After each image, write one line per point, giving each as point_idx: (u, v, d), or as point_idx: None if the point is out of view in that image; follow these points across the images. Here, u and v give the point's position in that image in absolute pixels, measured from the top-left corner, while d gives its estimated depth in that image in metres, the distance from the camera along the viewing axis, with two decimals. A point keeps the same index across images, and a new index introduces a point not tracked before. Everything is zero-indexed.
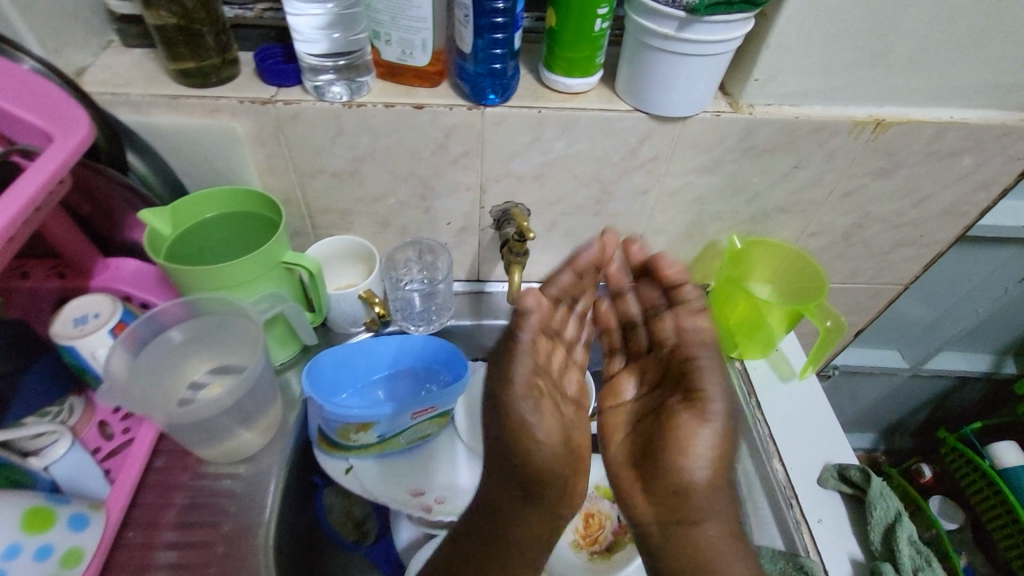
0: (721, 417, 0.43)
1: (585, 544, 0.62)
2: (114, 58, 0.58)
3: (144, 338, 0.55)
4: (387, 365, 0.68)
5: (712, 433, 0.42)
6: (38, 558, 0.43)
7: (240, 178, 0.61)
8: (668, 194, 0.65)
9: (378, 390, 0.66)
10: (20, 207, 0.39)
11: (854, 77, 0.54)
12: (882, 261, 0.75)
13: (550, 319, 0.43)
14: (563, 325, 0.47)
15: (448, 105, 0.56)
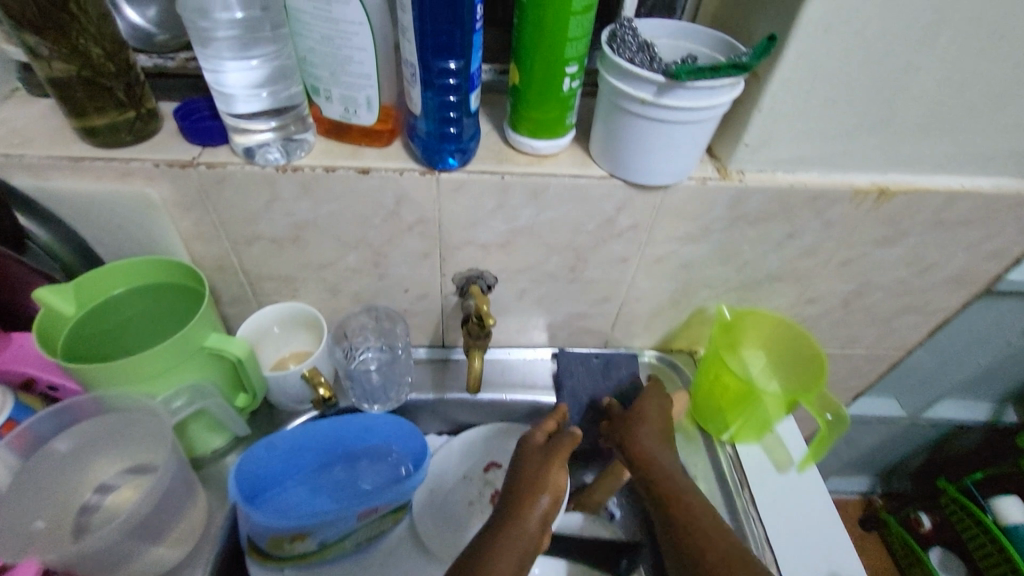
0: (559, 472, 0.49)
1: None
2: (15, 110, 0.51)
3: (39, 438, 0.47)
4: (340, 446, 0.60)
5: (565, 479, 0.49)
6: None
7: (163, 245, 0.54)
8: (650, 262, 0.58)
9: (335, 470, 0.60)
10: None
11: (856, 143, 0.48)
12: (884, 328, 0.69)
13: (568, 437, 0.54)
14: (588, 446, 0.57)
15: (397, 169, 0.49)
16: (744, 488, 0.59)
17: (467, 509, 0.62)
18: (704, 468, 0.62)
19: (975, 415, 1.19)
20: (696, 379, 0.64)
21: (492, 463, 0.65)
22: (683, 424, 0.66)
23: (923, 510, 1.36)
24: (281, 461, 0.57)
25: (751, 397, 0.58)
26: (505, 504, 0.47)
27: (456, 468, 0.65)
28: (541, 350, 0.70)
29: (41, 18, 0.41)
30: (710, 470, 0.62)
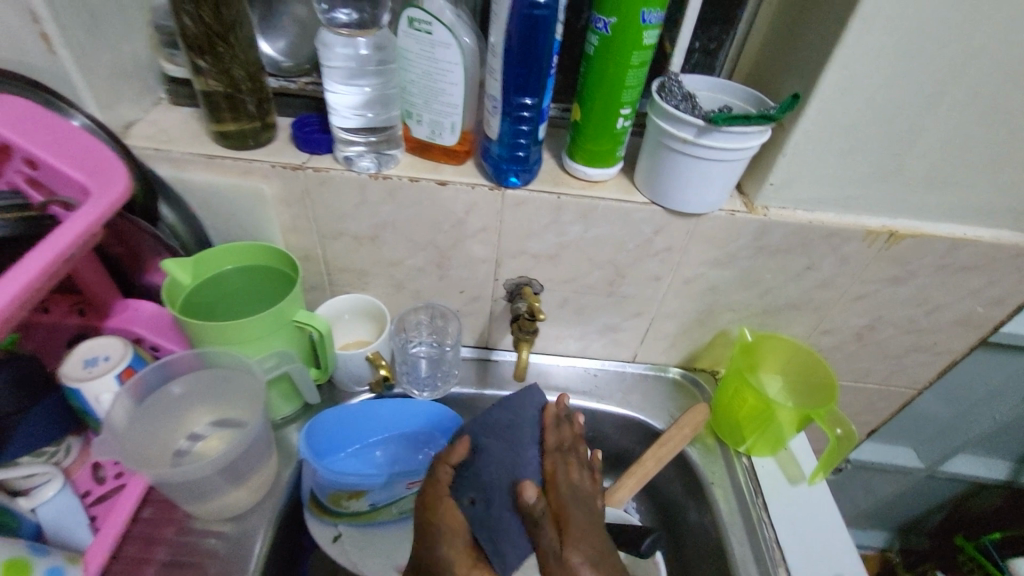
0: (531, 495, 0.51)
1: None
2: (162, 114, 0.62)
3: (149, 387, 0.55)
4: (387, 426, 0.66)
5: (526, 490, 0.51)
6: None
7: (264, 234, 0.64)
8: (680, 282, 0.65)
9: (376, 450, 0.65)
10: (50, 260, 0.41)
11: (868, 189, 0.55)
12: (894, 364, 0.74)
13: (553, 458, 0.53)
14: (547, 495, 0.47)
15: (471, 184, 0.58)
16: (757, 496, 0.64)
17: None
18: (721, 477, 0.67)
19: (993, 473, 1.20)
20: (716, 395, 0.71)
21: None
22: (702, 436, 0.71)
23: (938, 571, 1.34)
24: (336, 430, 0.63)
25: (766, 412, 0.63)
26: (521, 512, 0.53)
27: None
28: (574, 358, 0.77)
29: (207, 45, 0.52)
30: (725, 477, 0.67)
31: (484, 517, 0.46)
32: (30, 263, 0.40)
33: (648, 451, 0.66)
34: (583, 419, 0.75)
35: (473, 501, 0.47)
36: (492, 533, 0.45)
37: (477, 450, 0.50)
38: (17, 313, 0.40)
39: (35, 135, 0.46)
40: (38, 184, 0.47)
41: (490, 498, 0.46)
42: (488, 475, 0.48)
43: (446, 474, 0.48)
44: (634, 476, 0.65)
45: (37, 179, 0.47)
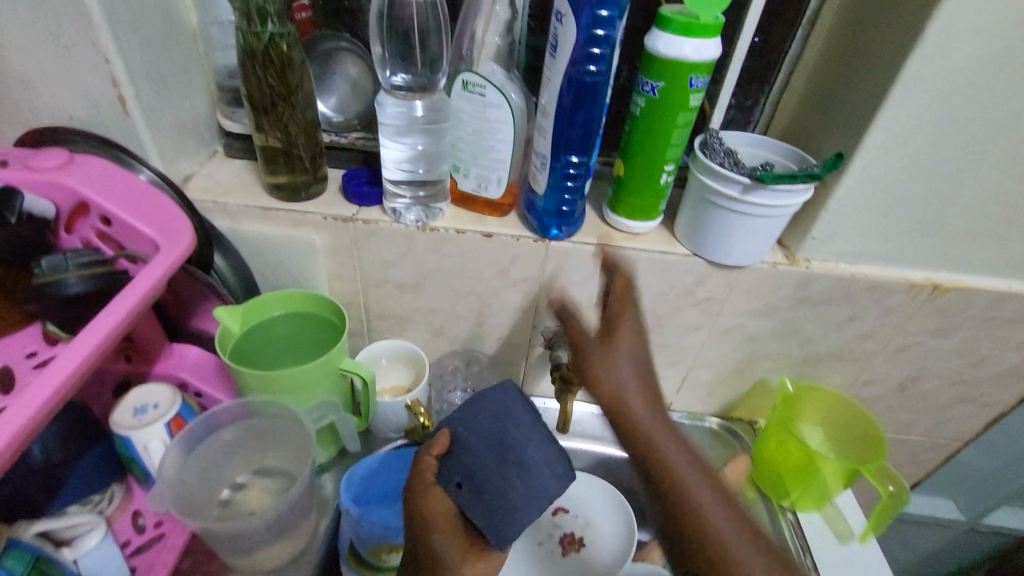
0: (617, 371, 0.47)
1: None
2: (216, 167, 0.65)
3: (198, 437, 0.56)
4: None
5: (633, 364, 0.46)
6: None
7: (309, 282, 0.65)
8: (720, 332, 0.65)
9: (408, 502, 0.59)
10: (120, 318, 0.43)
11: (911, 243, 0.56)
12: (938, 416, 0.72)
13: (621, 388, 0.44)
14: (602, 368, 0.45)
15: (515, 236, 0.59)
16: (806, 555, 0.62)
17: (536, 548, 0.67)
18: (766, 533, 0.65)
19: None
20: (754, 447, 0.70)
21: (561, 507, 0.69)
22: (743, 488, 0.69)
23: None
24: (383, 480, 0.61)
25: (812, 466, 0.62)
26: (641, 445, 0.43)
27: None
28: None
29: (270, 105, 0.55)
30: (770, 533, 0.65)
31: (477, 499, 0.45)
32: (102, 323, 0.42)
33: None
34: (619, 469, 0.74)
35: (461, 486, 0.46)
36: (486, 514, 0.44)
37: (460, 442, 0.47)
38: (90, 368, 0.42)
39: (107, 191, 0.48)
40: (107, 237, 0.49)
41: (474, 478, 0.45)
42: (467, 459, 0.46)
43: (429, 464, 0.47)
44: None
45: (107, 233, 0.49)
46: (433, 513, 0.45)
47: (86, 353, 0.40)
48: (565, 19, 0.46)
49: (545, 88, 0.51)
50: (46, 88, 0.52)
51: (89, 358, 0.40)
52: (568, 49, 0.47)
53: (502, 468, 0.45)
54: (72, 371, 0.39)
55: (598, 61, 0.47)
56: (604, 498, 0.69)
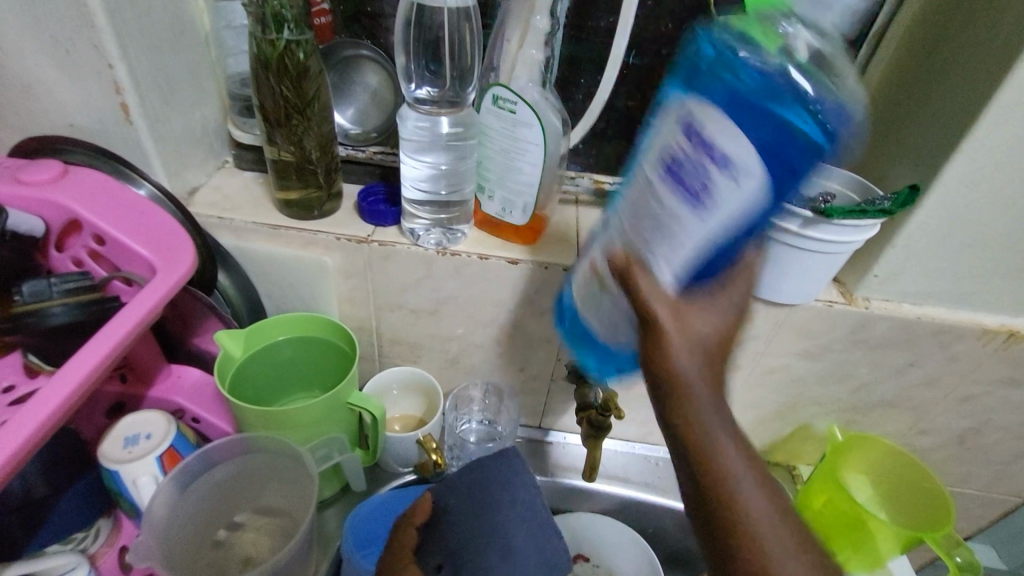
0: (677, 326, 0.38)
1: None
2: (225, 179, 0.61)
3: (193, 474, 0.50)
4: None
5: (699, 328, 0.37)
6: None
7: (319, 305, 0.61)
8: (763, 372, 0.59)
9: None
10: (102, 356, 0.37)
11: (987, 285, 0.50)
12: (1001, 470, 0.66)
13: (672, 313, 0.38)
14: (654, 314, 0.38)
15: (544, 263, 0.54)
16: None
17: None
18: None
19: None
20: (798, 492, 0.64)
21: (581, 555, 0.63)
22: None
23: None
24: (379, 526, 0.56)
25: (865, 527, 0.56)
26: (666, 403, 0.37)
27: None
28: (634, 444, 0.71)
29: (284, 116, 0.51)
30: None
31: None
32: (82, 361, 0.37)
33: None
34: (644, 514, 0.68)
35: (439, 567, 0.46)
36: None
37: (443, 511, 0.49)
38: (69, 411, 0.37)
39: (104, 209, 0.44)
40: (100, 258, 0.45)
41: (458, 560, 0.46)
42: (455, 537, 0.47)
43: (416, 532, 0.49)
44: None
45: (100, 253, 0.45)
46: None
47: (78, 379, 0.36)
48: (752, 154, 0.31)
49: (672, 237, 0.35)
50: (45, 92, 0.49)
51: (81, 386, 0.36)
52: (754, 169, 0.31)
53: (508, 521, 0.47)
54: (60, 404, 0.35)
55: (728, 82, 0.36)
56: (629, 546, 0.63)
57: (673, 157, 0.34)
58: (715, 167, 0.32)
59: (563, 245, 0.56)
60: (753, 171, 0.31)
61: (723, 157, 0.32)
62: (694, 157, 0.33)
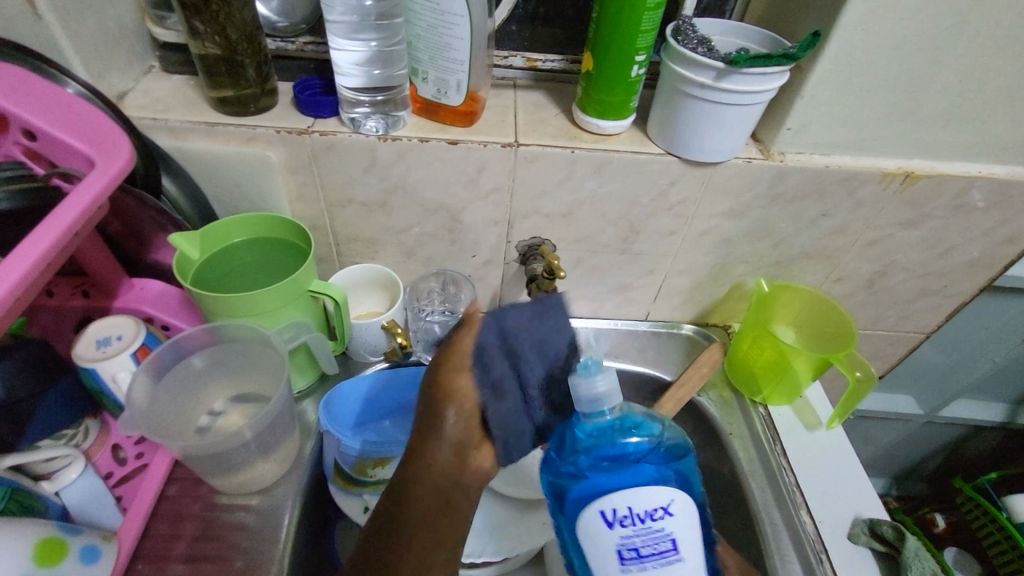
0: (459, 446, 0.41)
1: None
2: (155, 83, 0.60)
3: (166, 364, 0.54)
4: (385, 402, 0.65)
5: (456, 428, 0.41)
6: (87, 558, 0.45)
7: (269, 205, 0.62)
8: (695, 236, 0.65)
9: (386, 420, 0.64)
10: (48, 245, 0.38)
11: (885, 130, 0.55)
12: (904, 309, 0.75)
13: (465, 429, 0.41)
14: (454, 428, 0.41)
15: (482, 142, 0.56)
16: (776, 444, 0.65)
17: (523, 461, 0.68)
18: (739, 427, 0.68)
19: (988, 415, 1.22)
20: (730, 346, 0.72)
21: None
22: (718, 387, 0.72)
23: (937, 512, 1.32)
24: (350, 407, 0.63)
25: (784, 361, 0.64)
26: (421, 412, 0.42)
27: None
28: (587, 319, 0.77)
29: (201, 2, 0.49)
30: (742, 425, 0.68)
31: (498, 408, 0.42)
32: (27, 248, 0.37)
33: (690, 368, 0.69)
34: None
35: (499, 396, 0.42)
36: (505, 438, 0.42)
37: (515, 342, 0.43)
38: (20, 303, 0.39)
39: (31, 105, 0.44)
40: (37, 155, 0.46)
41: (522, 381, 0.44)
42: (488, 373, 0.41)
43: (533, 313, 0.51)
44: (675, 399, 0.68)
45: (36, 150, 0.46)
46: (458, 418, 0.41)
47: (36, 256, 0.38)
48: (679, 531, 0.42)
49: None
50: None
51: (40, 262, 0.38)
52: (691, 548, 0.43)
53: (497, 416, 0.42)
54: (22, 276, 0.37)
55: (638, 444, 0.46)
56: None
57: (627, 509, 0.42)
58: (652, 529, 0.42)
59: (501, 125, 0.58)
60: (688, 543, 0.42)
61: (647, 514, 0.42)
62: (638, 522, 0.42)
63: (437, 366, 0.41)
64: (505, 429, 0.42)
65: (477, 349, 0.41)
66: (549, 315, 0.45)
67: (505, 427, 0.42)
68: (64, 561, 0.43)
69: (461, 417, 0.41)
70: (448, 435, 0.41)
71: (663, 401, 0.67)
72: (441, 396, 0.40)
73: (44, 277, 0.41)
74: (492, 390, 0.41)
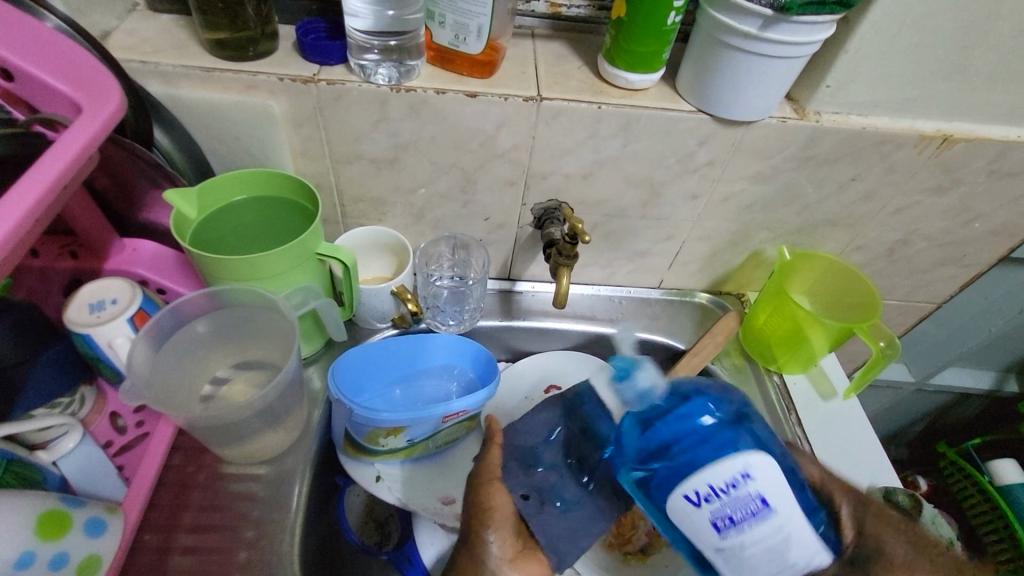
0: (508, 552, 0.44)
1: (618, 544, 0.61)
2: (140, 23, 0.54)
3: (165, 332, 0.50)
4: (392, 370, 0.64)
5: (494, 540, 0.44)
6: (91, 532, 0.43)
7: (270, 161, 0.58)
8: (718, 200, 0.62)
9: (395, 389, 0.63)
10: (35, 202, 0.34)
11: (929, 89, 0.52)
12: (921, 279, 0.74)
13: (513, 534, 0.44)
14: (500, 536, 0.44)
15: (503, 95, 0.52)
16: (792, 414, 0.64)
17: None
18: (753, 396, 0.67)
19: (978, 384, 1.24)
20: (746, 314, 0.71)
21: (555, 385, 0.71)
22: (732, 356, 0.71)
23: (920, 475, 1.34)
24: (350, 379, 0.60)
25: (805, 331, 0.63)
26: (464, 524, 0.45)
27: (519, 390, 0.70)
28: (599, 286, 0.75)
29: None
30: (756, 394, 0.67)
31: (540, 517, 0.45)
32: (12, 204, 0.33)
33: (707, 333, 0.68)
34: (609, 346, 0.74)
35: (526, 497, 0.45)
36: (550, 540, 0.44)
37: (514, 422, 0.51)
38: (6, 261, 0.36)
39: (6, 40, 0.39)
40: (17, 99, 0.42)
41: (545, 497, 0.46)
42: (513, 478, 0.46)
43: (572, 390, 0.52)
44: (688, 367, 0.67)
45: (16, 93, 0.42)
46: (494, 508, 0.45)
47: (21, 213, 0.34)
48: (765, 486, 0.33)
49: (780, 555, 0.33)
50: None
51: (27, 221, 0.34)
52: (785, 495, 0.34)
53: (541, 526, 0.44)
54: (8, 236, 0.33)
55: (700, 417, 0.38)
56: (594, 372, 0.70)
57: (698, 494, 0.34)
58: (732, 493, 0.33)
59: (522, 77, 0.54)
60: (782, 492, 0.33)
61: (721, 487, 0.33)
62: (723, 494, 0.33)
63: (473, 483, 0.47)
64: (554, 543, 0.44)
65: (511, 453, 0.48)
66: (580, 409, 0.50)
67: (554, 539, 0.44)
68: (66, 538, 0.41)
69: (501, 539, 0.44)
70: (492, 542, 0.44)
71: (677, 369, 0.66)
72: (479, 519, 0.44)
73: (32, 234, 0.38)
74: (532, 496, 0.45)
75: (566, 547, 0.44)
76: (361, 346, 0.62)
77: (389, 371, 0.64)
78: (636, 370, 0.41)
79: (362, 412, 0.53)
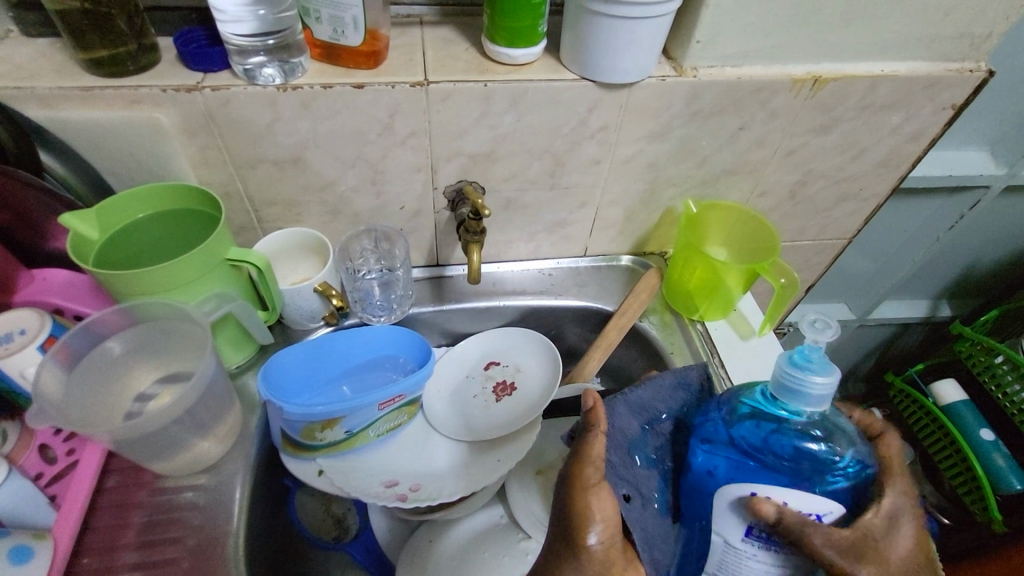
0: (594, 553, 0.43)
1: None
2: (14, 49, 0.53)
3: (80, 353, 0.51)
4: (332, 366, 0.65)
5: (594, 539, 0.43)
6: (16, 559, 0.43)
7: (171, 174, 0.58)
8: (620, 163, 0.65)
9: (340, 385, 0.65)
10: None
11: (791, 34, 0.55)
12: (828, 216, 0.78)
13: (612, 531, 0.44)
14: (599, 535, 0.43)
15: (389, 83, 0.53)
16: (714, 356, 0.68)
17: (472, 400, 0.70)
18: (680, 346, 0.71)
19: (916, 313, 1.30)
20: (667, 270, 0.74)
21: (493, 361, 0.72)
22: (659, 311, 0.74)
23: (875, 406, 1.39)
24: (283, 382, 0.60)
25: (717, 278, 0.66)
26: (559, 525, 0.45)
27: (457, 371, 0.72)
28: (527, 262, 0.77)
29: None
30: (683, 344, 0.71)
31: (640, 518, 0.47)
32: None
33: (631, 293, 0.71)
34: (544, 317, 0.76)
35: (628, 498, 0.48)
36: (645, 536, 0.47)
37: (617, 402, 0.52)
38: None
39: None
40: None
41: (644, 496, 0.49)
42: (617, 477, 0.48)
43: (670, 375, 0.56)
44: (617, 327, 0.69)
45: None
46: (600, 509, 0.43)
47: None
48: None
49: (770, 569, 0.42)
50: None
51: None
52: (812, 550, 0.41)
53: (635, 525, 0.47)
54: None
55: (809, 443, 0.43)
56: (529, 346, 0.72)
57: None
58: None
59: (409, 63, 0.56)
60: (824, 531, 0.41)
61: None
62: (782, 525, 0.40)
63: (572, 485, 0.44)
64: (650, 540, 0.47)
65: (614, 441, 0.50)
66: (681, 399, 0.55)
67: (648, 538, 0.47)
68: None
69: (604, 539, 0.43)
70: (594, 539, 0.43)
71: (607, 331, 0.69)
72: (578, 523, 0.43)
73: None
74: (633, 496, 0.48)
75: (656, 545, 0.48)
76: (302, 344, 0.63)
77: (335, 366, 0.65)
78: (817, 371, 0.41)
79: (293, 409, 0.55)
